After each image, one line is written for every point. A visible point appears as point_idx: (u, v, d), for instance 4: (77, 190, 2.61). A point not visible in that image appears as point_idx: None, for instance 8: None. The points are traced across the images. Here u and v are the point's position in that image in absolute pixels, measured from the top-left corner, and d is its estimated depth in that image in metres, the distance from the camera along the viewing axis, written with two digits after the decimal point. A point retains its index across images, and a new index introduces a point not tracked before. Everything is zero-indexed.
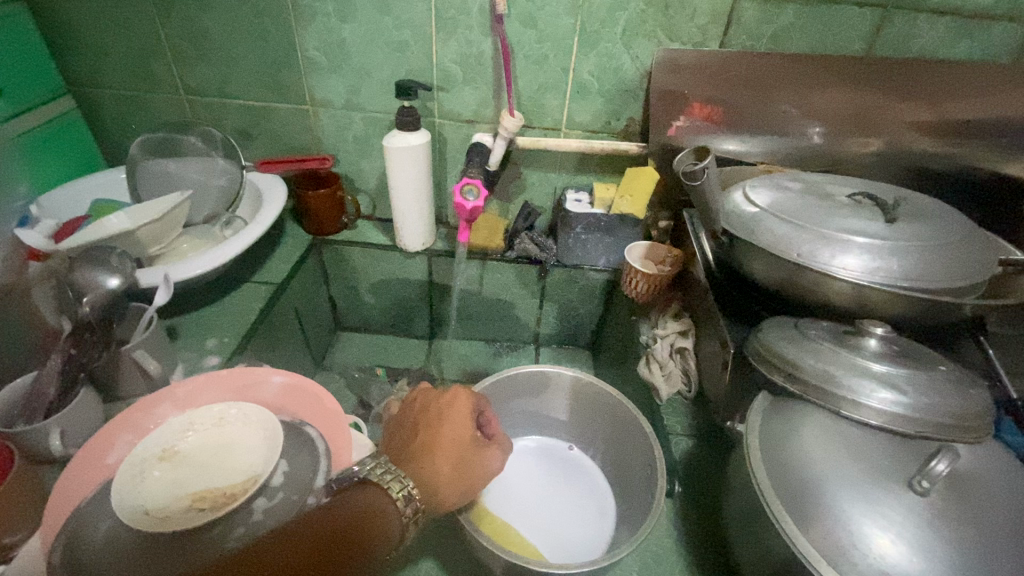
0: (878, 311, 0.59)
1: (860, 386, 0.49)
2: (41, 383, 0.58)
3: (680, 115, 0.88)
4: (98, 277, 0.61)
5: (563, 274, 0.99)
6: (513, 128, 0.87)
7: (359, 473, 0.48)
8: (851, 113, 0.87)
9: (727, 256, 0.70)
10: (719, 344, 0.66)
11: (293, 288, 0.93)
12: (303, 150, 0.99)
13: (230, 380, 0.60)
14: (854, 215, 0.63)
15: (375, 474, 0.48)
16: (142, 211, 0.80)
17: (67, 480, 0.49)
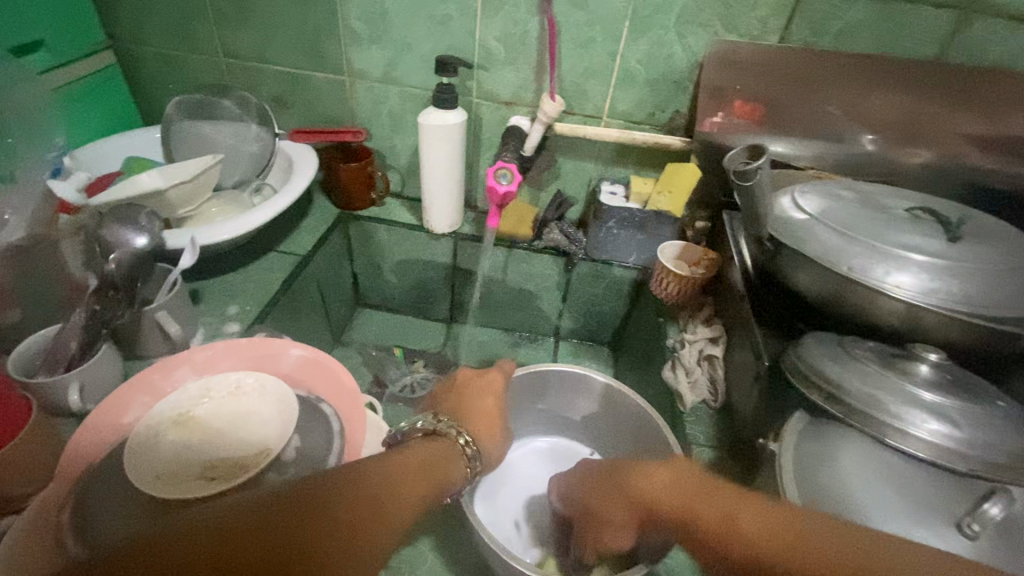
0: (931, 337, 0.55)
1: (908, 414, 0.45)
2: (64, 335, 0.57)
3: (718, 110, 0.84)
4: (128, 235, 0.61)
5: (590, 269, 0.97)
6: (552, 113, 0.84)
7: (423, 425, 0.52)
8: (902, 119, 0.82)
9: (770, 264, 0.66)
10: (752, 356, 0.63)
11: (317, 262, 0.92)
12: (336, 122, 0.98)
13: (249, 350, 0.60)
14: (912, 230, 0.59)
15: (436, 425, 0.52)
16: (173, 172, 0.79)
17: (82, 435, 0.49)
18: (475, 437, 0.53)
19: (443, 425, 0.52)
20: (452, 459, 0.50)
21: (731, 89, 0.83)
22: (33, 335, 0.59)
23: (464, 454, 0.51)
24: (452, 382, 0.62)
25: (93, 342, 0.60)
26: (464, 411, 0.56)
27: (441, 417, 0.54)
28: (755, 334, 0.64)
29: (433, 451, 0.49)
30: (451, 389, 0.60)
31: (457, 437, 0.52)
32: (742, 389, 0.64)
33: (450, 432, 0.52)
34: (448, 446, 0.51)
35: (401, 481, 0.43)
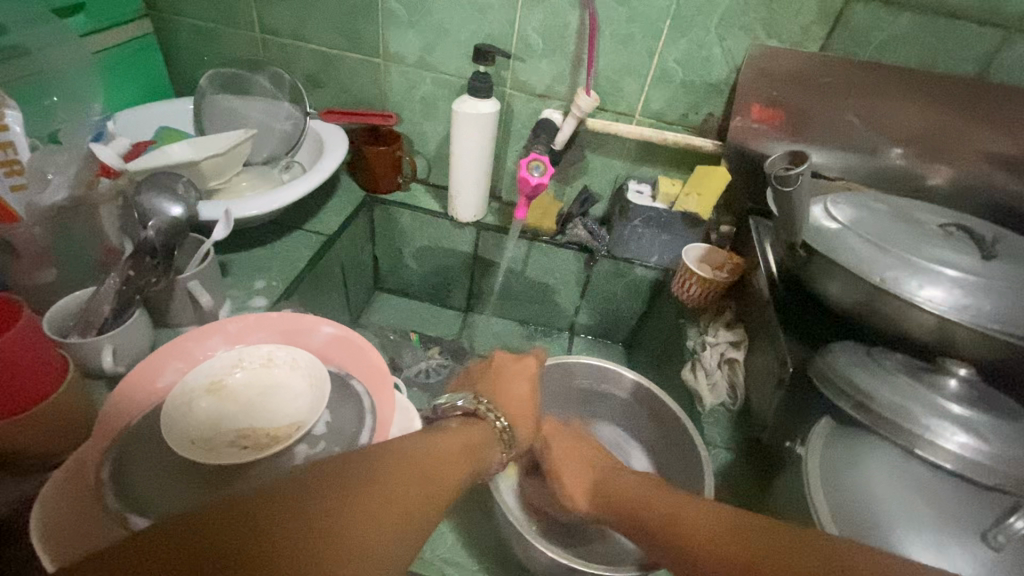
0: (962, 353, 0.55)
1: (937, 426, 0.46)
2: (98, 299, 0.58)
3: (738, 114, 0.83)
4: (161, 203, 0.62)
5: (611, 266, 0.97)
6: (586, 108, 0.84)
7: (464, 406, 0.54)
8: (927, 131, 0.81)
9: (800, 270, 0.66)
10: (775, 362, 0.64)
11: (341, 243, 0.93)
12: (368, 105, 0.98)
13: (281, 324, 0.60)
14: (945, 245, 0.60)
15: (477, 407, 0.54)
16: (206, 143, 0.80)
17: (119, 397, 0.50)
18: (511, 421, 0.55)
19: (484, 408, 0.54)
20: (487, 441, 0.51)
21: (755, 91, 0.82)
22: (68, 297, 0.59)
23: (499, 432, 0.52)
24: (489, 364, 0.63)
25: (125, 308, 0.60)
26: (499, 390, 0.57)
27: (484, 399, 0.55)
28: (780, 340, 0.65)
29: (470, 434, 0.49)
30: (489, 369, 0.61)
31: (493, 419, 0.53)
32: (763, 393, 0.65)
33: (487, 413, 0.53)
34: (485, 427, 0.52)
35: (439, 459, 0.43)
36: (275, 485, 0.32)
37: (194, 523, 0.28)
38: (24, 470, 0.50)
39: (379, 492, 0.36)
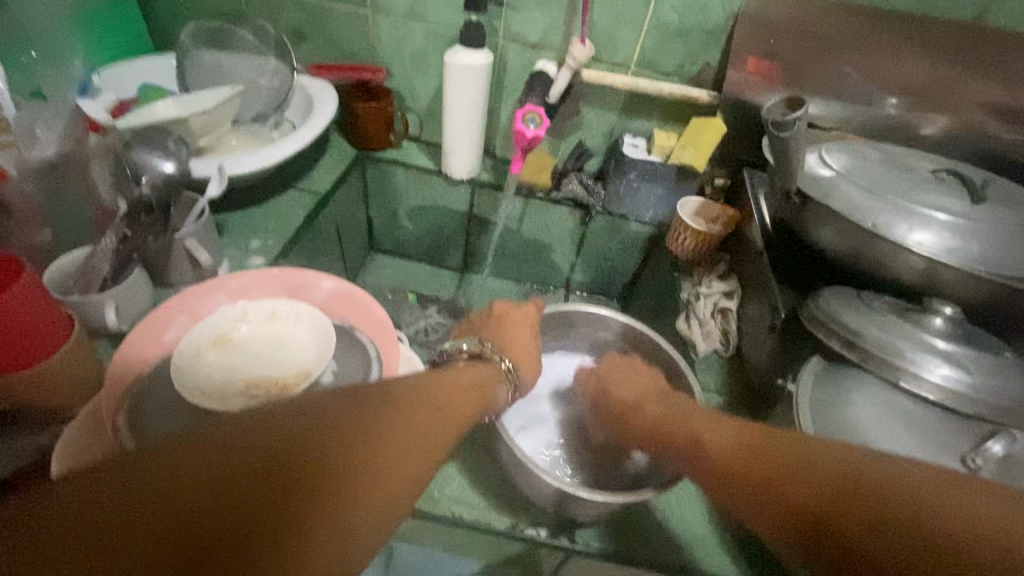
0: (949, 294, 0.56)
1: (922, 360, 0.48)
2: (96, 258, 0.58)
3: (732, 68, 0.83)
4: (152, 159, 0.61)
5: (607, 222, 0.97)
6: (581, 58, 0.83)
7: (473, 348, 0.55)
8: (926, 82, 0.81)
9: (794, 217, 0.67)
10: (767, 309, 0.66)
11: (335, 202, 0.92)
12: (357, 59, 0.96)
13: (282, 279, 0.61)
14: (936, 190, 0.61)
15: (482, 347, 0.56)
16: (191, 100, 0.77)
17: (127, 350, 0.51)
18: (516, 364, 0.56)
19: (489, 349, 0.56)
20: (495, 378, 0.52)
21: (749, 45, 0.82)
22: (65, 257, 0.59)
23: (505, 373, 0.54)
24: (490, 315, 0.64)
25: (124, 265, 0.60)
26: (502, 335, 0.59)
27: (490, 343, 0.57)
28: (773, 287, 0.66)
29: (477, 370, 0.51)
30: (489, 319, 0.62)
31: (500, 360, 0.55)
32: (756, 339, 0.67)
33: (494, 356, 0.55)
34: (491, 366, 0.54)
35: (448, 395, 0.45)
36: (283, 415, 0.33)
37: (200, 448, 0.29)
38: (31, 423, 0.50)
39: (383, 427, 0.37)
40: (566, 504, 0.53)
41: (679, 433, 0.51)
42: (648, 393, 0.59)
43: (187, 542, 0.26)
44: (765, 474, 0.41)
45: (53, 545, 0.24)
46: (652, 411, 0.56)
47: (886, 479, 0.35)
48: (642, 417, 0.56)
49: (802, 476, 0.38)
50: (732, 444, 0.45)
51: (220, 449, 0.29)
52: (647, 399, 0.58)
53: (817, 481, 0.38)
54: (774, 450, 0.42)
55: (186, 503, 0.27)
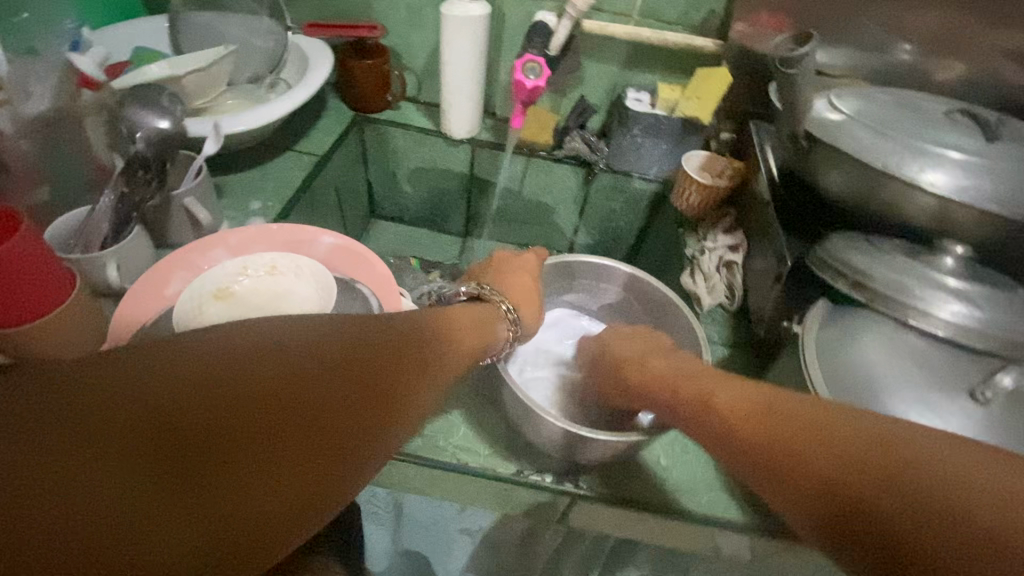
0: (961, 234, 0.55)
1: (932, 297, 0.47)
2: (95, 217, 0.58)
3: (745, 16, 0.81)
4: (148, 117, 0.59)
5: (610, 180, 0.95)
6: (581, 6, 0.80)
7: (471, 291, 0.56)
8: (945, 26, 0.78)
9: (801, 163, 0.65)
10: (774, 257, 0.65)
11: (334, 165, 0.91)
12: (352, 16, 0.93)
13: (281, 235, 0.61)
14: (950, 129, 0.59)
15: (480, 291, 0.56)
16: (182, 60, 0.76)
17: (130, 303, 0.52)
18: (517, 309, 0.56)
19: (486, 290, 0.56)
20: (495, 323, 0.52)
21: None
22: (65, 215, 0.59)
23: (507, 320, 0.54)
24: (490, 263, 0.63)
25: (125, 224, 0.60)
26: (503, 281, 0.59)
27: (488, 287, 0.57)
28: (778, 236, 0.65)
29: (477, 313, 0.51)
30: (488, 267, 0.62)
31: (502, 306, 0.55)
32: (762, 288, 0.66)
33: (494, 299, 0.55)
34: (492, 311, 0.54)
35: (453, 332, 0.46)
36: (291, 356, 0.33)
37: (205, 371, 0.30)
38: None
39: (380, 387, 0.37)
40: (573, 447, 0.53)
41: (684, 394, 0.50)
42: (652, 354, 0.58)
43: (170, 461, 0.28)
44: (763, 417, 0.42)
45: (55, 428, 0.26)
46: (655, 371, 0.55)
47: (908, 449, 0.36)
48: (645, 371, 0.56)
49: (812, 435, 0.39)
50: (726, 391, 0.47)
51: (221, 379, 0.30)
52: (644, 369, 0.56)
53: (806, 424, 0.40)
54: (777, 397, 0.44)
55: (201, 422, 0.29)
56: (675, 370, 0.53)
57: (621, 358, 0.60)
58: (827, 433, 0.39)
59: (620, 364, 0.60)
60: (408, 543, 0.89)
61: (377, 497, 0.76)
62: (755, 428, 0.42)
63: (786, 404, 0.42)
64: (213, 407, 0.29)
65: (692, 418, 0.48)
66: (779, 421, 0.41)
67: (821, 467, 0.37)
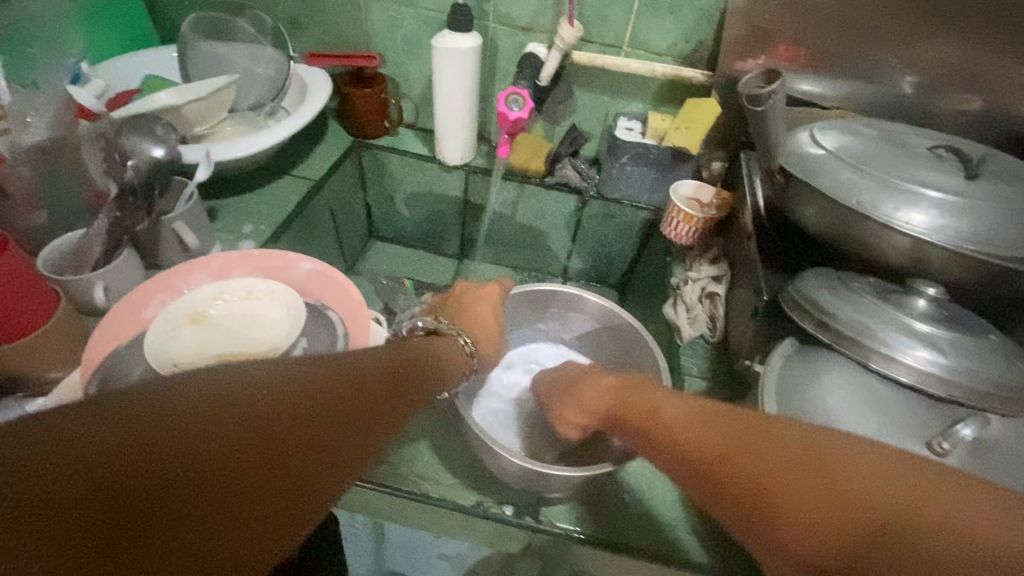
0: (938, 275, 0.54)
1: (898, 342, 0.46)
2: (89, 239, 0.60)
3: (759, 54, 0.82)
4: (143, 144, 0.63)
5: (601, 208, 0.96)
6: (570, 39, 0.81)
7: (427, 326, 0.57)
8: (947, 60, 0.78)
9: (780, 198, 0.65)
10: (752, 292, 0.64)
11: (330, 189, 0.93)
12: (352, 46, 0.97)
13: (260, 260, 0.62)
14: (930, 166, 0.57)
15: (439, 326, 0.57)
16: (185, 88, 0.79)
17: (108, 324, 0.54)
18: (475, 339, 0.59)
19: (444, 325, 0.57)
20: (455, 353, 0.54)
21: (771, 28, 0.80)
22: (61, 238, 0.62)
23: (466, 352, 0.56)
24: (449, 296, 0.66)
25: (116, 246, 0.63)
26: (466, 315, 0.61)
27: (444, 321, 0.59)
28: (757, 271, 0.64)
29: (437, 344, 0.53)
30: (450, 299, 0.64)
31: (460, 340, 0.57)
32: (739, 323, 0.65)
33: (454, 333, 0.57)
34: (451, 343, 0.55)
35: (412, 362, 0.47)
36: (270, 389, 0.32)
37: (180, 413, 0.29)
38: (28, 391, 0.54)
39: (363, 403, 0.37)
40: (535, 478, 0.53)
41: (633, 408, 0.50)
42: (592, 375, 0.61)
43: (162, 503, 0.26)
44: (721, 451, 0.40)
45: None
46: (596, 393, 0.57)
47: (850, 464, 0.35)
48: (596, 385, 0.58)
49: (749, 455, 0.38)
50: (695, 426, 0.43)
51: (196, 416, 0.29)
52: (593, 386, 0.58)
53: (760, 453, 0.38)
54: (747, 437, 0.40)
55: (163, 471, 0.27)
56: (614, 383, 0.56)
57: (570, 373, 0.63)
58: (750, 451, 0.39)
59: (575, 383, 0.62)
60: (390, 566, 0.89)
61: (356, 520, 0.76)
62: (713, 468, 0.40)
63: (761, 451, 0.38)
64: (197, 439, 0.28)
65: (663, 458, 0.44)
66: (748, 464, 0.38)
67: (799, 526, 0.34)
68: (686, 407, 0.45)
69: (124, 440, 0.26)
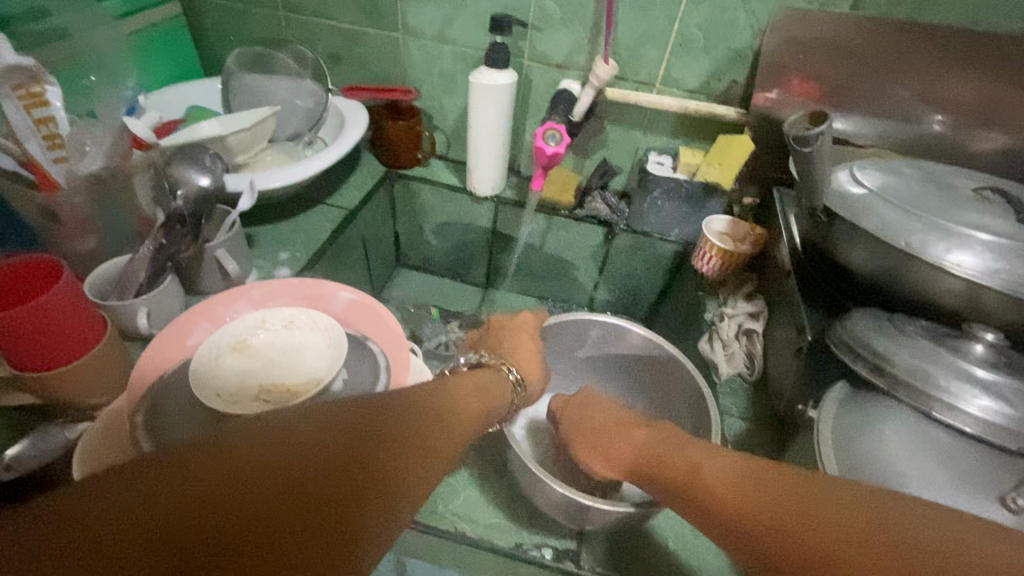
0: (991, 318, 0.52)
1: (958, 389, 0.45)
2: (133, 266, 0.61)
3: (775, 87, 0.83)
4: (190, 174, 0.65)
5: (630, 241, 0.96)
6: (604, 77, 0.83)
7: (472, 362, 0.57)
8: (976, 98, 0.78)
9: (822, 236, 0.64)
10: (793, 330, 0.63)
11: (363, 217, 0.94)
12: (388, 81, 0.99)
13: (304, 289, 0.63)
14: (979, 208, 0.57)
15: (483, 359, 0.57)
16: (229, 118, 0.82)
17: (153, 352, 0.54)
18: (519, 370, 0.58)
19: (487, 359, 0.57)
20: (501, 388, 0.54)
21: (793, 66, 0.82)
22: (107, 264, 0.63)
23: (511, 385, 0.55)
24: (486, 329, 0.67)
25: (159, 273, 0.63)
26: (507, 348, 0.61)
27: (488, 355, 0.59)
28: (799, 309, 0.63)
29: (482, 379, 0.53)
30: (488, 332, 0.66)
31: (507, 373, 0.56)
32: (781, 364, 0.64)
33: (499, 366, 0.56)
34: (498, 378, 0.55)
35: (456, 395, 0.47)
36: (324, 416, 0.33)
37: (231, 448, 0.29)
38: (69, 417, 0.55)
39: (408, 432, 0.37)
40: (577, 516, 0.52)
41: (674, 472, 0.47)
42: (625, 425, 0.59)
43: (228, 534, 0.26)
44: (769, 513, 0.37)
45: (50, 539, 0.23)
46: (622, 445, 0.56)
47: (902, 519, 0.33)
48: (624, 441, 0.56)
49: (797, 510, 0.36)
50: (737, 499, 0.40)
51: (242, 448, 0.29)
52: (620, 436, 0.57)
53: (806, 505, 0.36)
54: (773, 487, 0.39)
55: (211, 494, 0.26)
56: (652, 437, 0.54)
57: (592, 425, 0.62)
58: (797, 504, 0.37)
59: (592, 431, 0.61)
60: None
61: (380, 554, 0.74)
62: (762, 532, 0.37)
63: (787, 501, 0.37)
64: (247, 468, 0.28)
65: (698, 509, 0.43)
66: (801, 528, 0.35)
67: (860, 568, 0.31)
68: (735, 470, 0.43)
69: (187, 475, 0.27)
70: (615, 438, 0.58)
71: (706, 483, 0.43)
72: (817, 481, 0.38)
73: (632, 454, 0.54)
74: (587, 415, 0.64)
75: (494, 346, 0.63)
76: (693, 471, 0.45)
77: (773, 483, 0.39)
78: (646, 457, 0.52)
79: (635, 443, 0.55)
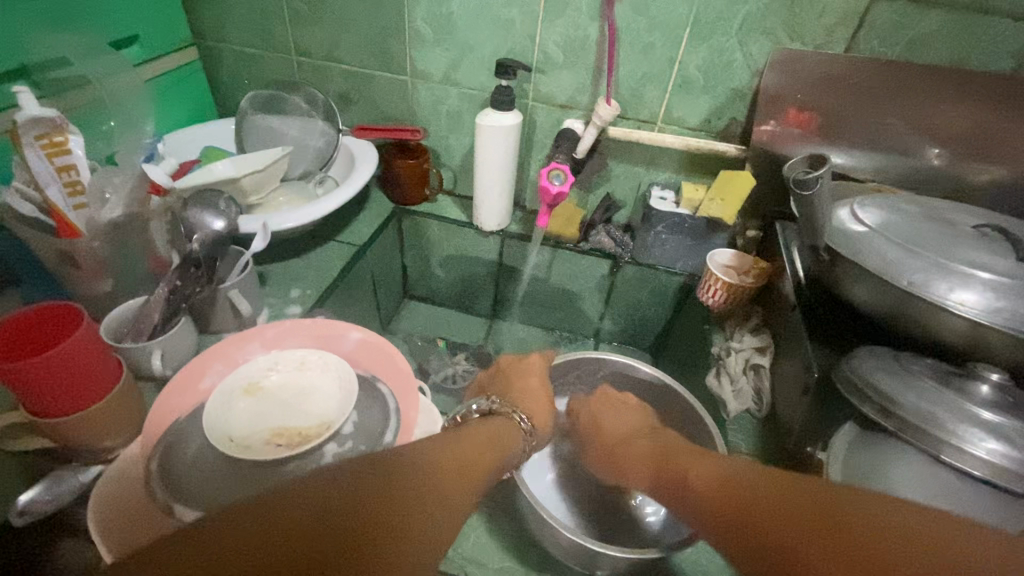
0: (996, 358, 0.53)
1: (965, 432, 0.45)
2: (149, 306, 0.61)
3: (773, 118, 0.84)
4: (206, 217, 0.67)
5: (635, 273, 0.97)
6: (608, 117, 0.85)
7: (482, 409, 0.57)
8: (971, 132, 0.79)
9: (825, 274, 0.65)
10: (800, 367, 0.63)
11: (372, 252, 0.96)
12: (396, 120, 1.02)
13: (314, 330, 0.64)
14: (979, 246, 0.57)
15: (492, 407, 0.57)
16: (243, 159, 0.84)
17: (167, 397, 0.55)
18: (530, 415, 0.58)
19: (496, 404, 0.57)
20: (513, 431, 0.54)
21: (787, 98, 0.83)
22: (124, 305, 0.64)
23: (523, 430, 0.56)
24: (496, 370, 0.68)
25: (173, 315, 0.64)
26: (517, 391, 0.61)
27: (499, 400, 0.59)
28: (805, 346, 0.64)
29: (493, 424, 0.53)
30: (499, 373, 0.67)
31: (518, 420, 0.56)
32: (789, 401, 0.64)
33: (510, 413, 0.56)
34: (508, 423, 0.55)
35: (469, 441, 0.47)
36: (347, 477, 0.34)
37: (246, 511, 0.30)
38: (82, 461, 0.55)
39: (426, 484, 0.38)
40: (587, 558, 0.52)
41: (674, 470, 0.51)
42: (633, 435, 0.61)
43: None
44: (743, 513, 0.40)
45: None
46: (632, 450, 0.58)
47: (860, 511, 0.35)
48: (630, 450, 0.59)
49: (768, 509, 0.39)
50: (727, 501, 0.43)
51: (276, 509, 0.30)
52: (633, 444, 0.59)
53: (782, 505, 0.39)
54: (751, 486, 0.42)
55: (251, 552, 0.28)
56: (656, 446, 0.56)
57: (611, 435, 0.64)
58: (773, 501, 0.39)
59: (608, 445, 0.63)
60: None
61: None
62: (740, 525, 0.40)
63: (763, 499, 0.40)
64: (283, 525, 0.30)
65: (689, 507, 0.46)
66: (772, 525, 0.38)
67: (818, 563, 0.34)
68: (721, 473, 0.46)
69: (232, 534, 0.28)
70: (630, 447, 0.59)
71: (699, 489, 0.46)
72: (791, 479, 0.41)
73: (641, 468, 0.56)
74: (607, 417, 0.67)
75: (504, 386, 0.63)
76: (687, 473, 0.49)
77: (751, 483, 0.42)
78: (658, 459, 0.54)
79: (644, 451, 0.57)
